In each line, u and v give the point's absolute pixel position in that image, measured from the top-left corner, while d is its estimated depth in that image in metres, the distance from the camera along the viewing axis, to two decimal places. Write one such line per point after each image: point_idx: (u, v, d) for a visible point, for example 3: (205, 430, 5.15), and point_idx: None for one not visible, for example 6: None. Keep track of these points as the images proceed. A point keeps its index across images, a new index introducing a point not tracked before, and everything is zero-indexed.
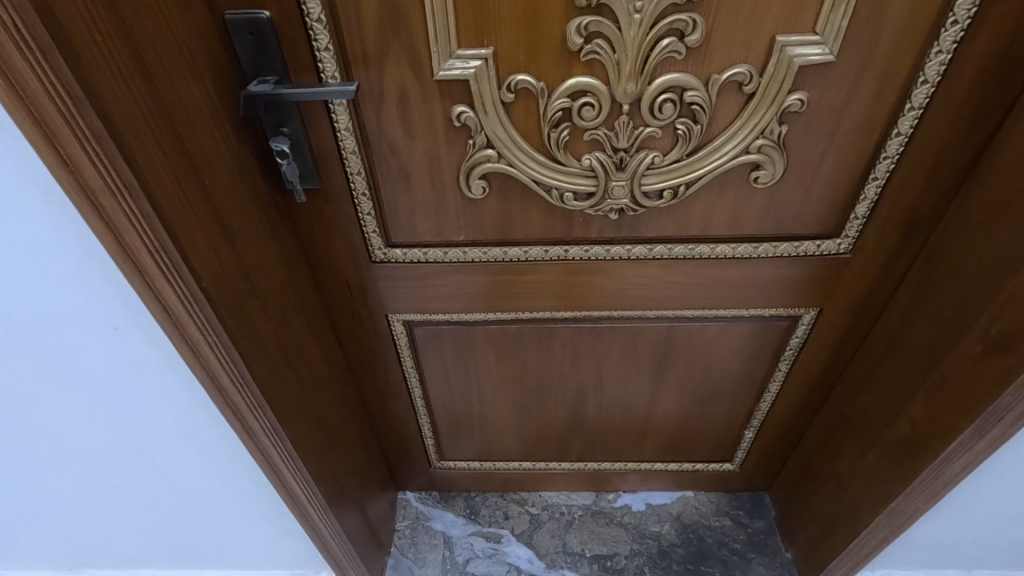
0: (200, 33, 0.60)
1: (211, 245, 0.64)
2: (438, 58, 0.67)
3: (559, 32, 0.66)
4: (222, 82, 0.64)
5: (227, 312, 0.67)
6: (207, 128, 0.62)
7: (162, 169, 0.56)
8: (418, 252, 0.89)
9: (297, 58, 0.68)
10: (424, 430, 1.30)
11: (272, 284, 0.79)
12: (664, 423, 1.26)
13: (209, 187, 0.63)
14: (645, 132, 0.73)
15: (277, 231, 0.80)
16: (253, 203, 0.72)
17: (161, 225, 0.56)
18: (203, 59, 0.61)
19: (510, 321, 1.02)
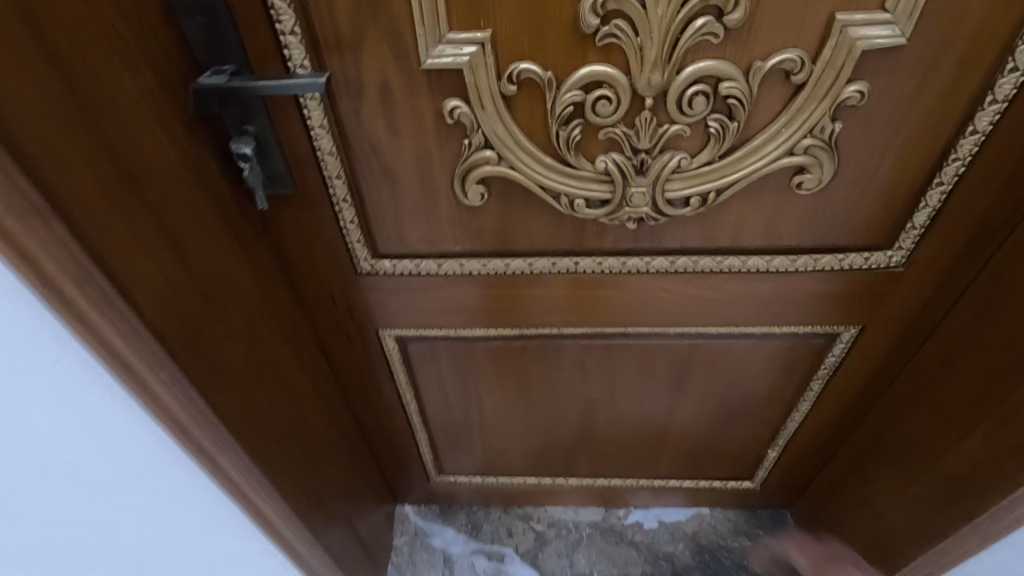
0: (140, 12, 0.50)
1: (156, 270, 0.54)
2: (426, 42, 0.56)
3: (571, 9, 0.54)
4: (170, 72, 0.54)
5: (180, 345, 0.58)
6: (150, 128, 0.52)
7: (87, 183, 0.46)
8: (409, 263, 0.79)
9: (259, 42, 0.57)
10: (422, 444, 1.22)
11: (240, 304, 0.69)
12: (681, 441, 1.16)
13: (152, 201, 0.53)
14: (670, 131, 0.62)
15: (246, 243, 0.70)
16: (213, 214, 0.62)
17: (84, 250, 0.46)
18: (145, 45, 0.51)
19: (513, 337, 0.92)
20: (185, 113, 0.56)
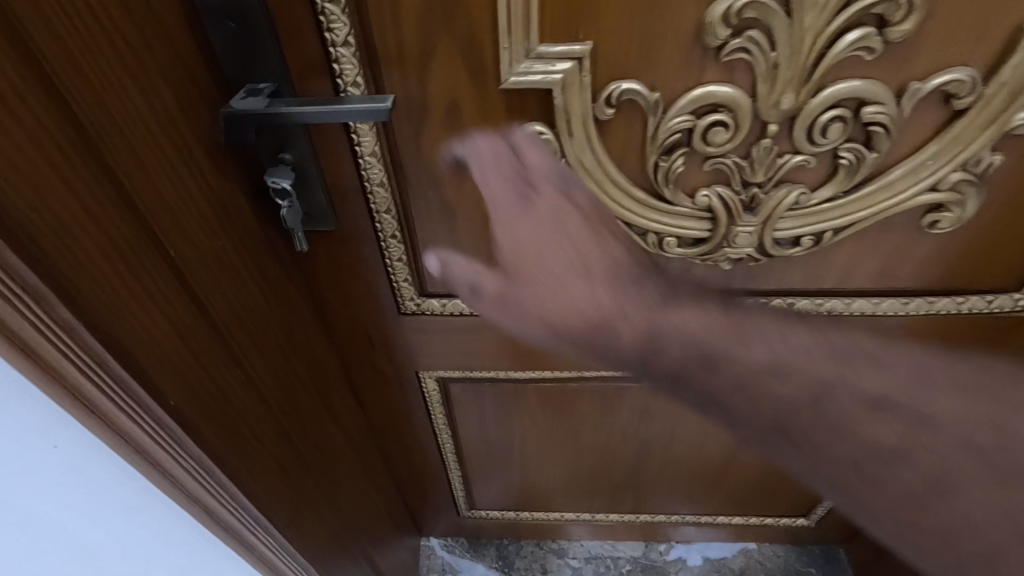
0: (163, 23, 0.39)
1: (183, 342, 0.44)
2: (510, 56, 0.45)
3: (693, 18, 0.44)
4: (197, 95, 0.43)
5: (209, 425, 0.48)
6: (175, 168, 0.41)
7: (100, 248, 0.35)
8: (461, 303, 0.69)
9: (303, 55, 0.46)
10: (455, 481, 1.12)
11: (273, 360, 0.59)
12: (738, 480, 1.07)
13: (179, 259, 0.43)
14: (791, 162, 0.52)
15: (280, 287, 0.60)
16: (246, 260, 0.52)
17: (94, 332, 0.36)
18: (169, 64, 0.40)
19: (569, 379, 0.83)
20: (215, 146, 0.46)
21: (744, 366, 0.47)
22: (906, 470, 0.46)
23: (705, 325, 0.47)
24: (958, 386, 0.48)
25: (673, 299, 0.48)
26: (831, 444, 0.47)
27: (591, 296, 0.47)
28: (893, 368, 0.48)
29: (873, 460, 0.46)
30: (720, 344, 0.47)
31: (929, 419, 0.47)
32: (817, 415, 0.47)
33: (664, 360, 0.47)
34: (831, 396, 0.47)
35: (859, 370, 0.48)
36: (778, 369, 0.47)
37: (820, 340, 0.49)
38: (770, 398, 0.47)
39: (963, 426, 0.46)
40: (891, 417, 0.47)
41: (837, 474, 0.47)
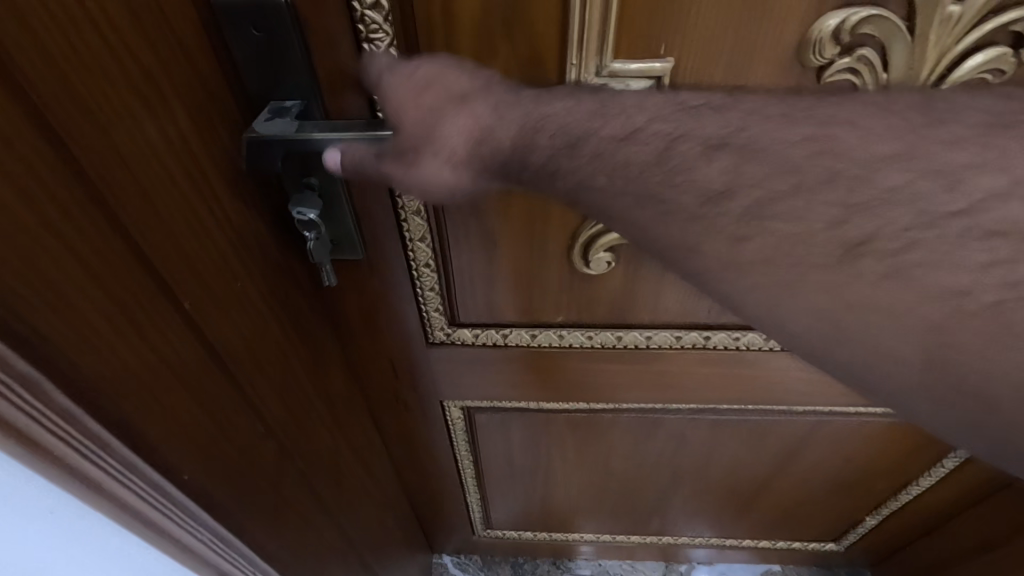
0: (186, 33, 0.32)
1: (200, 408, 0.38)
2: (577, 72, 0.39)
3: (796, 34, 0.37)
4: (224, 118, 0.36)
5: (225, 494, 0.42)
6: (196, 206, 0.35)
7: (102, 315, 0.29)
8: (495, 333, 0.63)
9: (338, 68, 0.40)
10: (472, 505, 1.06)
11: (303, 408, 0.53)
12: (770, 508, 1.02)
13: (201, 312, 0.36)
14: None
15: (310, 326, 0.53)
16: (277, 302, 0.46)
17: (89, 412, 0.30)
18: (192, 84, 0.33)
19: (604, 409, 0.77)
20: (242, 176, 0.39)
21: (605, 139, 0.35)
22: (799, 223, 0.30)
23: (574, 111, 0.36)
24: (874, 107, 0.32)
25: (551, 98, 0.37)
26: (701, 201, 0.32)
27: (457, 120, 0.37)
28: (785, 110, 0.33)
29: (757, 220, 0.31)
30: (592, 127, 0.35)
31: (841, 153, 0.30)
32: (683, 181, 0.32)
33: (531, 158, 0.36)
34: (702, 146, 0.33)
35: (730, 115, 0.33)
36: (640, 136, 0.34)
37: (705, 97, 0.35)
38: (631, 163, 0.34)
39: (881, 164, 0.30)
40: (777, 155, 0.31)
41: (722, 251, 0.32)
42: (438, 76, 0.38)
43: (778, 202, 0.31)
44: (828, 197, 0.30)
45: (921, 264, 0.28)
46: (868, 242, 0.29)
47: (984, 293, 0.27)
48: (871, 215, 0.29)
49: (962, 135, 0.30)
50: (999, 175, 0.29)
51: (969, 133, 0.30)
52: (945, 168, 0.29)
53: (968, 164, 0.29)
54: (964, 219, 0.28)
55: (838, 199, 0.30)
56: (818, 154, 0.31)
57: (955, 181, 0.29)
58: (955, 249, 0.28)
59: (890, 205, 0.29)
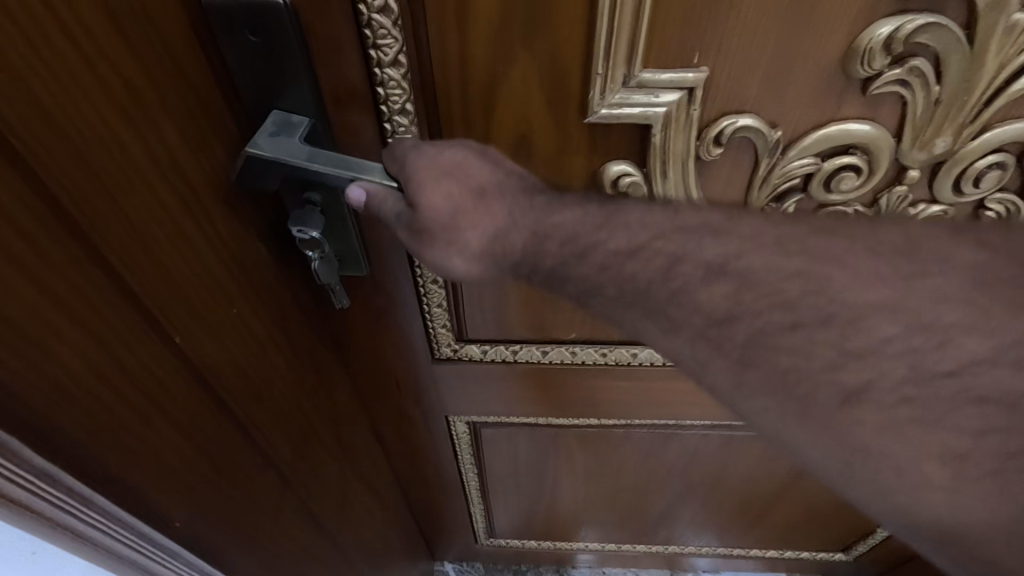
0: (178, 36, 0.29)
1: (187, 441, 0.35)
2: (602, 82, 0.36)
3: (844, 40, 0.34)
4: (218, 130, 0.33)
5: (210, 528, 0.39)
6: (186, 227, 0.32)
7: (65, 349, 0.26)
8: (504, 350, 0.60)
9: (342, 75, 0.36)
10: (476, 516, 1.03)
11: (304, 432, 0.50)
12: (781, 522, 0.99)
13: (188, 340, 0.33)
14: (926, 214, 0.43)
15: (313, 345, 0.50)
16: (278, 324, 0.43)
17: (45, 453, 0.27)
18: (185, 92, 0.30)
19: (615, 425, 0.74)
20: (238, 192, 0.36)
21: (610, 251, 0.34)
22: (800, 359, 0.31)
23: (579, 219, 0.35)
24: (868, 246, 0.32)
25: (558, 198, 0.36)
26: (705, 324, 0.33)
27: (471, 216, 0.36)
28: (784, 233, 0.33)
29: (760, 351, 0.32)
30: (597, 235, 0.35)
31: (837, 296, 0.31)
32: (683, 301, 0.33)
33: (542, 263, 0.36)
34: (704, 271, 0.33)
35: (730, 237, 0.33)
36: (642, 253, 0.34)
37: (702, 215, 0.34)
38: (637, 277, 0.34)
39: (870, 312, 0.30)
40: (777, 290, 0.32)
41: (730, 368, 0.32)
42: (447, 162, 0.36)
43: (780, 339, 0.31)
44: (823, 337, 0.30)
45: (911, 422, 0.29)
46: (861, 392, 0.30)
47: (981, 461, 0.28)
48: (864, 366, 0.30)
49: (951, 289, 0.30)
50: (984, 339, 0.29)
51: (965, 290, 0.30)
52: (932, 323, 0.29)
53: (955, 320, 0.29)
54: (950, 380, 0.29)
55: (834, 342, 0.30)
56: (813, 292, 0.31)
57: (944, 338, 0.29)
58: (943, 414, 0.28)
59: (881, 357, 0.30)
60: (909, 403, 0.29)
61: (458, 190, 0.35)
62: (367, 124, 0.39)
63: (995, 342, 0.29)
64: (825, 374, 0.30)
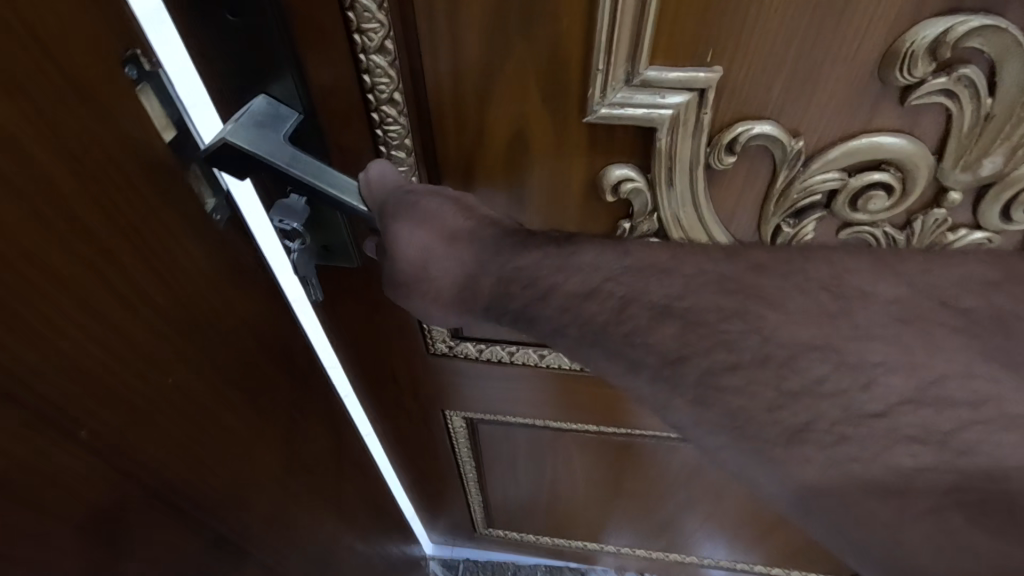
0: (49, 51, 0.24)
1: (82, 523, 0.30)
2: (603, 78, 0.33)
3: (880, 39, 0.30)
4: (138, 164, 0.29)
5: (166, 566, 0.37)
6: (90, 282, 0.27)
7: None
8: (500, 350, 0.58)
9: (321, 55, 0.34)
10: (474, 508, 1.01)
11: (274, 459, 0.47)
12: (790, 543, 0.94)
13: (74, 406, 0.29)
14: (965, 241, 0.38)
15: (281, 376, 0.46)
16: (220, 372, 0.38)
17: None
18: (70, 128, 0.25)
19: (615, 433, 0.72)
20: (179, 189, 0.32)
21: (567, 295, 0.35)
22: (745, 400, 0.31)
23: (540, 262, 0.35)
24: (799, 288, 0.32)
25: (524, 239, 0.36)
26: (661, 364, 0.33)
27: (443, 260, 0.37)
28: (722, 275, 0.33)
29: (712, 391, 0.32)
30: (557, 280, 0.35)
31: (770, 336, 0.31)
32: (638, 342, 0.33)
33: (512, 295, 0.36)
34: (652, 311, 0.33)
35: (674, 279, 0.33)
36: (597, 297, 0.34)
37: (652, 255, 0.34)
38: (592, 320, 0.34)
39: (804, 352, 0.31)
40: (717, 334, 0.32)
41: (691, 406, 0.32)
42: (423, 209, 0.36)
43: (723, 380, 0.31)
44: (761, 379, 0.31)
45: (854, 460, 0.29)
46: (803, 432, 0.30)
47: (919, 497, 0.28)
48: (804, 407, 0.30)
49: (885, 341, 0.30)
50: (907, 375, 0.30)
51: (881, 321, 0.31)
52: (859, 363, 0.30)
53: (880, 361, 0.30)
54: (879, 420, 0.29)
55: (769, 382, 0.31)
56: (747, 335, 0.32)
57: (868, 378, 0.30)
58: (877, 451, 0.29)
59: (819, 398, 0.30)
60: (849, 442, 0.29)
61: (432, 238, 0.36)
62: (347, 109, 0.37)
63: (918, 381, 0.30)
64: (769, 415, 0.30)
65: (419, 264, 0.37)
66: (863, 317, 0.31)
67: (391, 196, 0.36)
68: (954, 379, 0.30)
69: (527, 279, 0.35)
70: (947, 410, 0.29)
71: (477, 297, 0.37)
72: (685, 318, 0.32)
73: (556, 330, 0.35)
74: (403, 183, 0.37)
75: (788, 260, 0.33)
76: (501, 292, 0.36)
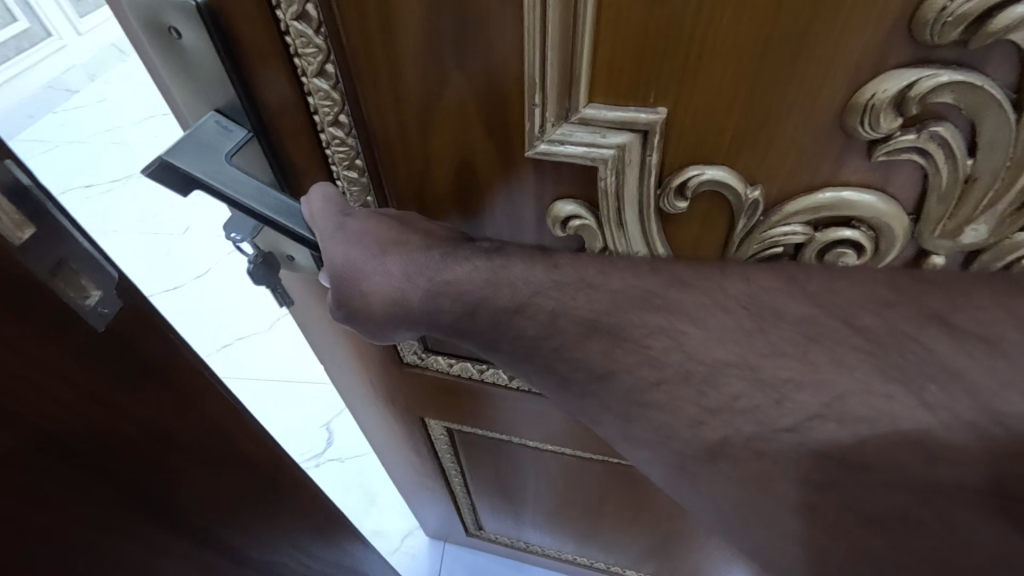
0: None
1: None
2: (541, 113, 0.31)
3: (848, 75, 0.26)
4: None
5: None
6: None
7: None
8: (471, 367, 0.57)
9: (258, 60, 0.33)
10: (463, 511, 1.00)
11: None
12: None
13: None
14: None
15: (251, 505, 0.36)
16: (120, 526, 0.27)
17: None
18: None
19: (593, 460, 0.69)
20: (38, 307, 0.22)
21: (497, 310, 0.32)
22: (670, 417, 0.29)
23: (470, 274, 0.32)
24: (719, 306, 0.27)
25: (454, 250, 0.33)
26: (589, 380, 0.31)
27: (373, 275, 0.35)
28: (647, 291, 0.29)
29: (639, 408, 0.30)
30: (485, 295, 0.32)
31: (693, 352, 0.28)
32: (567, 359, 0.31)
33: (444, 304, 0.33)
34: (580, 328, 0.30)
35: (600, 294, 0.29)
36: (526, 313, 0.31)
37: (579, 266, 0.30)
38: (522, 335, 0.32)
39: (726, 367, 0.27)
40: (642, 350, 0.29)
41: (617, 421, 0.31)
42: (352, 228, 0.34)
43: (649, 398, 0.29)
44: (681, 395, 0.28)
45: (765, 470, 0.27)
46: (722, 445, 0.28)
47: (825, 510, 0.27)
48: (722, 424, 0.28)
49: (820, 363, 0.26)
50: (816, 393, 0.26)
51: (793, 336, 0.26)
52: (773, 380, 0.27)
53: (790, 377, 0.26)
54: (788, 435, 0.27)
55: (691, 399, 0.28)
56: (672, 350, 0.28)
57: (779, 395, 0.27)
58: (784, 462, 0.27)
59: (735, 414, 0.28)
60: (764, 457, 0.27)
61: (363, 254, 0.34)
62: (287, 112, 0.35)
63: (824, 397, 0.26)
64: (691, 431, 0.29)
65: (350, 280, 0.35)
66: (773, 336, 0.27)
67: (325, 221, 0.35)
68: (853, 395, 0.25)
69: (458, 293, 0.32)
70: (849, 424, 0.26)
71: (407, 316, 0.35)
72: (611, 332, 0.29)
73: (489, 342, 0.33)
74: (344, 207, 0.35)
75: (707, 274, 0.29)
76: (432, 308, 0.34)
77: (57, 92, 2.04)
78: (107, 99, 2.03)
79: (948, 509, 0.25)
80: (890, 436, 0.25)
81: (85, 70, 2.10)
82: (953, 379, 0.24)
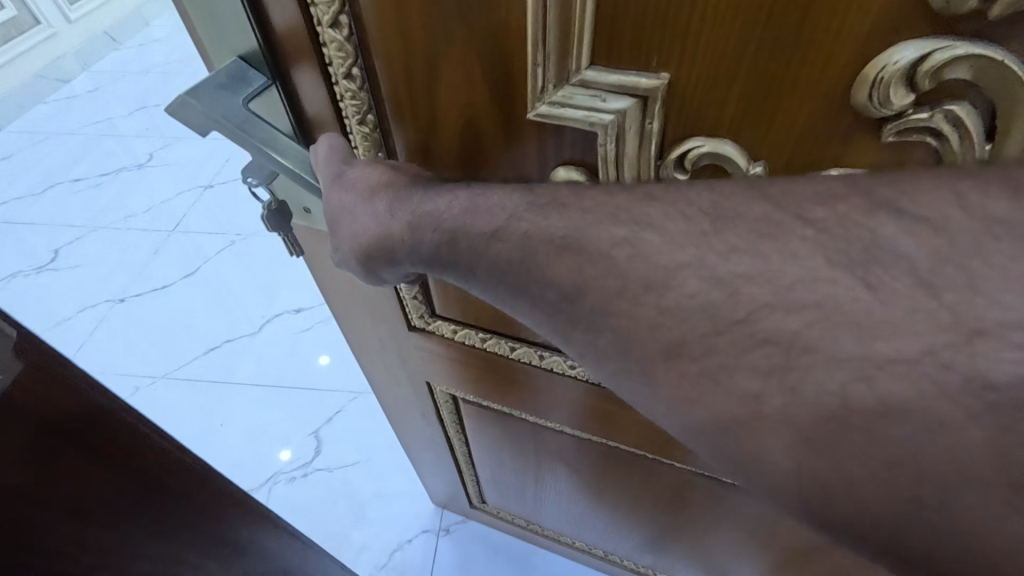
0: None
1: None
2: (543, 72, 0.31)
3: (860, 39, 0.24)
4: None
5: None
6: None
7: None
8: (473, 335, 0.57)
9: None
10: (467, 480, 1.03)
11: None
12: None
13: None
14: None
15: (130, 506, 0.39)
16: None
17: None
18: None
19: (591, 442, 0.69)
20: None
21: (476, 236, 0.31)
22: (628, 321, 0.27)
23: (448, 205, 0.32)
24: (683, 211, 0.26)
25: (435, 185, 0.34)
26: (559, 300, 0.29)
27: (361, 216, 0.36)
28: (616, 205, 0.28)
29: (598, 317, 0.28)
30: (463, 222, 0.31)
31: (650, 259, 0.26)
32: (540, 281, 0.29)
33: (422, 245, 0.33)
34: (550, 246, 0.29)
35: (572, 212, 0.29)
36: (502, 237, 0.30)
37: (553, 189, 0.30)
38: (498, 262, 0.30)
39: (682, 271, 0.25)
40: (608, 260, 0.27)
41: (586, 338, 0.28)
42: (351, 175, 0.36)
43: (611, 306, 0.27)
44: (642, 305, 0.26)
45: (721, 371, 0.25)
46: (681, 346, 0.25)
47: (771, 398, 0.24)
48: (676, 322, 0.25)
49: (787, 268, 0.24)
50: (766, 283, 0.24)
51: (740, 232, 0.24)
52: (722, 272, 0.24)
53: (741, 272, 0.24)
54: (737, 328, 0.24)
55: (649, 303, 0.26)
56: (635, 259, 0.26)
57: (733, 288, 0.24)
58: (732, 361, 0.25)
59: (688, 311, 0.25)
60: (716, 353, 0.25)
61: (356, 197, 0.36)
62: (298, 53, 0.36)
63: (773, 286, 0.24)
64: (650, 333, 0.26)
65: (343, 224, 0.37)
66: (729, 236, 0.25)
67: (331, 168, 0.37)
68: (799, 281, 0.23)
69: (437, 222, 0.32)
70: (795, 311, 0.23)
71: (393, 258, 0.36)
72: (578, 249, 0.28)
73: (464, 269, 0.32)
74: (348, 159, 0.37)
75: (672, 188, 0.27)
76: (412, 242, 0.34)
77: (46, 80, 2.15)
78: (100, 87, 2.13)
79: (933, 416, 0.21)
80: (836, 319, 0.23)
81: (78, 59, 2.21)
82: (901, 261, 0.22)
